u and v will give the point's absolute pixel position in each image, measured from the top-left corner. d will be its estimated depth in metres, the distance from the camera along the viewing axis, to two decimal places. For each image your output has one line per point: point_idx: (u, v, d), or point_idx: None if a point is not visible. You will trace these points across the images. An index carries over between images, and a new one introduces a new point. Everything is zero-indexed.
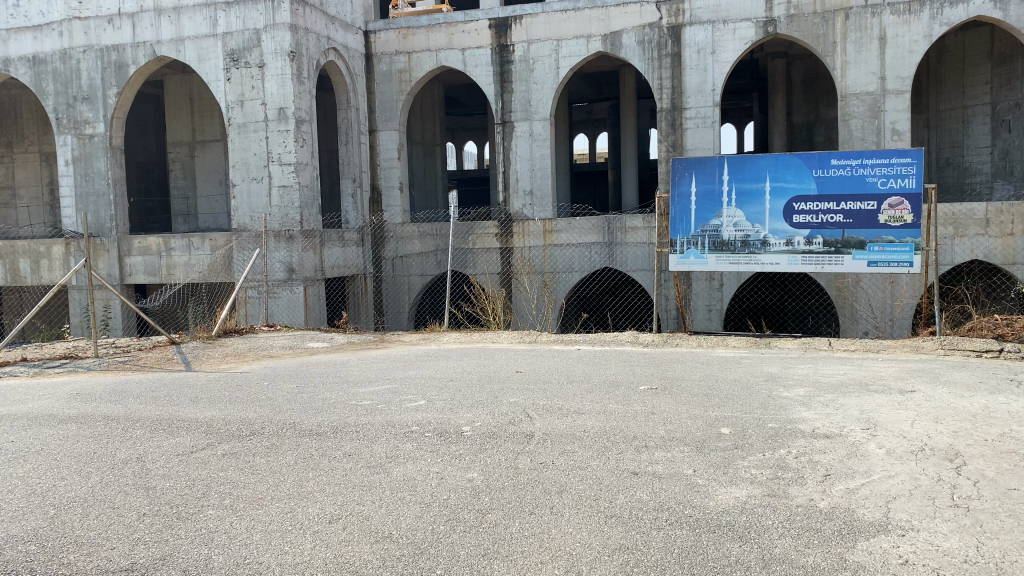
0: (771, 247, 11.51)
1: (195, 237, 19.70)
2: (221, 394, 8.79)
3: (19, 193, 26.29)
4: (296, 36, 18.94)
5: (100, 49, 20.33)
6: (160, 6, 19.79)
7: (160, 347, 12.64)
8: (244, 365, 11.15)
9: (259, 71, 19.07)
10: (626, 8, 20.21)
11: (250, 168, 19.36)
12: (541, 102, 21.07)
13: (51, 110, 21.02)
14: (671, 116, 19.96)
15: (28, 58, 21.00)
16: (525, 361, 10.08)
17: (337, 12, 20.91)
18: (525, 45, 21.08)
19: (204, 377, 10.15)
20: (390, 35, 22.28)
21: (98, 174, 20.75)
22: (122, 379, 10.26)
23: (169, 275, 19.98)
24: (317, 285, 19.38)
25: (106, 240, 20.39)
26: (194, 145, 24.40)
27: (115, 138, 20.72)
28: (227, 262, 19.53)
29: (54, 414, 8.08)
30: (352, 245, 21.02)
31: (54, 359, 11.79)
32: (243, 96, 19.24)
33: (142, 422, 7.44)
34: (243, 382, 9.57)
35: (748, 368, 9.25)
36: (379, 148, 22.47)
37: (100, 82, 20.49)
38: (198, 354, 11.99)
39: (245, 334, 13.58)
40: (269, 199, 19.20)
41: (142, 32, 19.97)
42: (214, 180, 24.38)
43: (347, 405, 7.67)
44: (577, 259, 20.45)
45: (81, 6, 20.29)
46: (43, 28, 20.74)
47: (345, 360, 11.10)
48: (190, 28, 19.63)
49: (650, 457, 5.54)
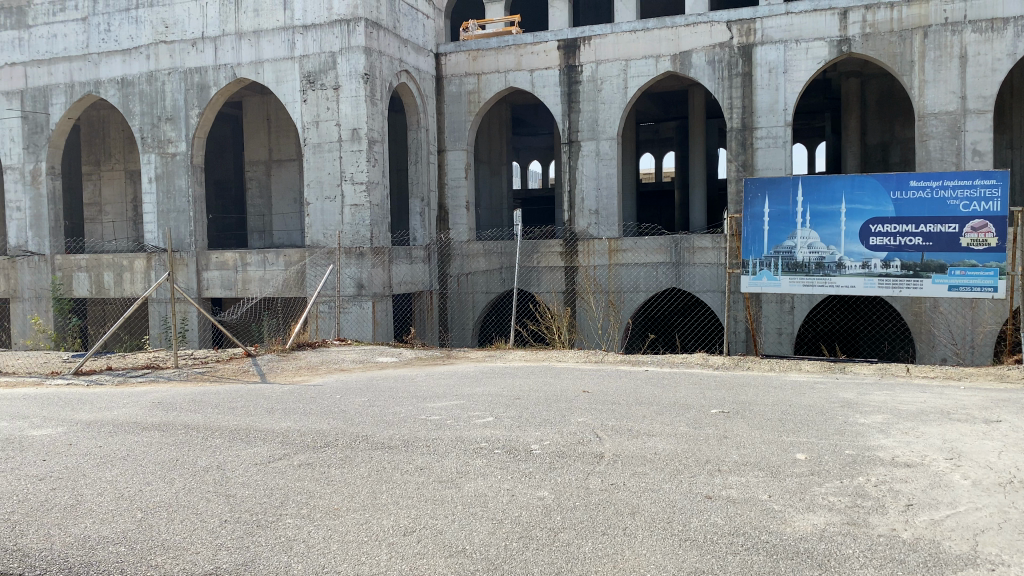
0: (847, 269, 11.21)
1: (270, 253, 20.28)
2: (296, 406, 8.98)
3: (105, 209, 27.45)
4: (370, 58, 19.43)
5: (184, 71, 21.20)
6: (242, 29, 20.52)
7: (237, 359, 13.04)
8: (317, 378, 11.41)
9: (334, 93, 19.60)
10: (696, 28, 20.13)
11: (324, 187, 19.84)
12: (609, 122, 21.08)
13: (137, 130, 21.96)
14: (742, 136, 19.74)
15: (117, 80, 21.98)
16: (593, 381, 10.06)
17: (409, 34, 21.40)
18: (594, 66, 21.16)
19: (279, 389, 10.42)
20: (461, 57, 22.60)
21: (179, 191, 21.53)
22: (201, 389, 10.60)
23: (245, 290, 20.62)
24: (385, 301, 19.70)
25: (186, 255, 21.19)
26: (270, 164, 25.16)
27: (196, 157, 21.49)
28: (300, 277, 20.03)
29: (137, 421, 8.40)
30: (420, 262, 21.33)
31: (137, 369, 12.27)
32: (319, 116, 19.79)
33: (221, 431, 7.68)
34: (317, 394, 9.77)
35: (823, 392, 9.03)
36: (447, 167, 22.79)
37: (183, 103, 21.34)
38: (273, 366, 12.30)
39: (317, 348, 13.86)
40: (341, 217, 19.64)
41: (223, 56, 20.75)
42: (289, 198, 25.07)
43: (417, 419, 7.78)
44: (642, 278, 20.39)
45: (168, 31, 21.22)
46: (132, 52, 21.72)
47: (413, 375, 11.25)
48: (269, 50, 20.30)
49: (723, 481, 5.47)
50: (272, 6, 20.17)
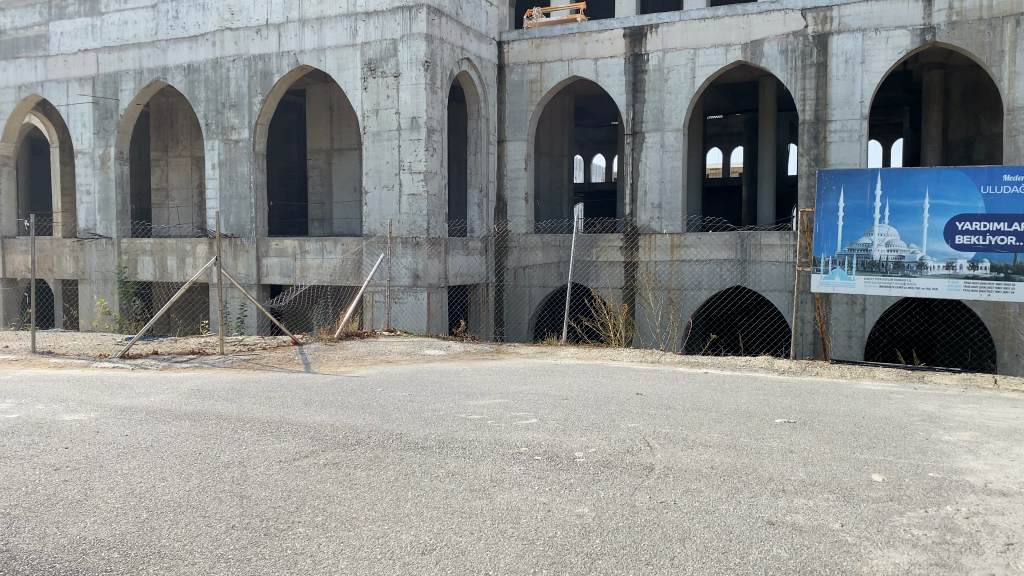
0: (929, 270, 10.35)
1: (328, 241, 20.13)
2: (334, 398, 8.62)
3: (171, 195, 27.79)
4: (431, 45, 19.04)
5: (248, 58, 21.17)
6: (305, 16, 20.37)
7: (284, 347, 12.81)
8: (362, 369, 11.06)
9: (395, 81, 19.30)
10: (769, 16, 19.19)
11: (382, 176, 19.58)
12: (675, 113, 20.29)
13: (202, 116, 22.04)
14: (814, 129, 18.79)
15: (184, 67, 22.11)
16: (647, 383, 9.45)
17: (472, 22, 20.96)
18: (660, 55, 20.38)
19: (321, 380, 10.10)
20: (524, 45, 22.09)
21: (241, 177, 21.51)
22: (242, 377, 10.34)
23: (301, 277, 20.53)
24: (440, 293, 19.34)
25: (246, 242, 21.22)
26: (332, 153, 25.08)
27: (258, 144, 21.43)
28: (355, 266, 19.82)
29: (171, 409, 8.14)
30: (476, 254, 21.04)
31: (183, 354, 12.12)
32: (379, 105, 19.51)
33: (252, 423, 7.33)
34: (358, 387, 9.39)
35: (900, 404, 8.24)
36: (507, 158, 22.30)
37: (246, 90, 21.32)
38: (319, 355, 12.00)
39: (365, 338, 13.54)
40: (399, 206, 19.35)
41: (286, 43, 20.64)
42: (349, 187, 24.94)
43: (456, 418, 7.31)
44: (705, 276, 19.60)
45: (234, 17, 21.23)
46: (199, 39, 21.80)
47: (459, 370, 10.80)
48: (331, 37, 20.10)
49: (788, 505, 4.85)
50: None
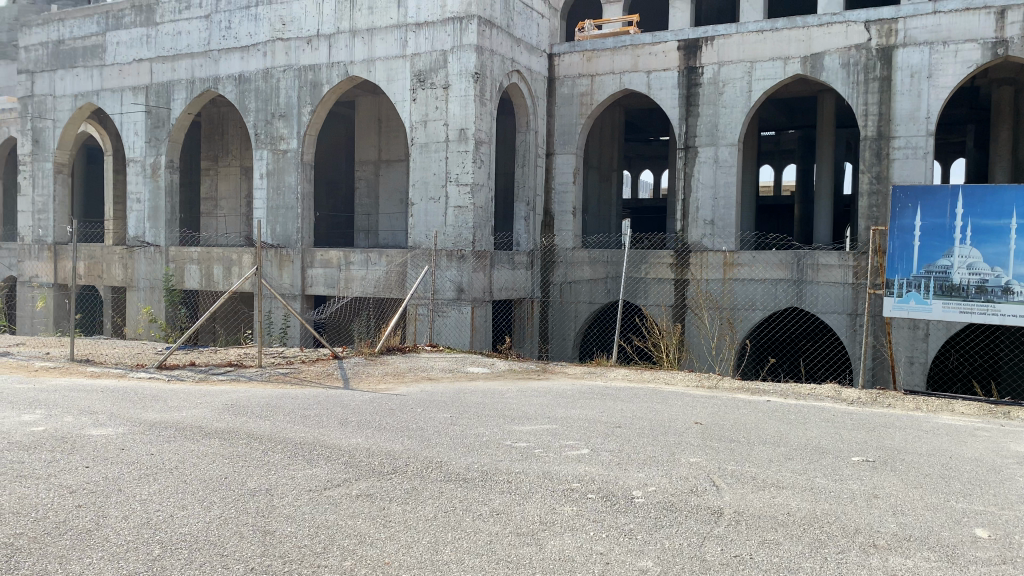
0: (1015, 296, 9.45)
1: (373, 253, 19.82)
2: (371, 419, 8.13)
3: (220, 204, 27.84)
4: (481, 56, 18.67)
5: (299, 69, 21.04)
6: (355, 27, 20.18)
7: (323, 360, 12.39)
8: (402, 386, 10.57)
9: (444, 92, 18.96)
10: (830, 28, 18.44)
11: (429, 188, 19.20)
12: (730, 127, 19.59)
13: (251, 126, 21.94)
14: (877, 145, 17.93)
15: (235, 77, 22.07)
16: (707, 411, 8.78)
17: (523, 33, 20.56)
18: (716, 68, 19.73)
19: (359, 397, 9.63)
20: (575, 58, 21.55)
21: (288, 188, 21.34)
22: (278, 392, 9.93)
23: (346, 289, 20.23)
24: (484, 307, 18.85)
25: (292, 252, 21.01)
26: (379, 165, 24.85)
27: (306, 154, 21.23)
28: (400, 278, 19.44)
29: (201, 426, 7.72)
30: (522, 268, 20.52)
31: (220, 366, 11.76)
32: (427, 116, 19.19)
33: (284, 445, 6.87)
34: (397, 406, 8.88)
35: (989, 443, 7.47)
36: (555, 172, 21.77)
37: (296, 100, 21.17)
38: (359, 371, 11.55)
39: (406, 353, 13.08)
40: (445, 219, 18.95)
41: (336, 53, 20.46)
42: (395, 199, 24.67)
43: (501, 446, 6.76)
44: (760, 295, 18.85)
45: (285, 28, 21.15)
46: (251, 49, 21.76)
47: (503, 390, 10.25)
48: (381, 48, 19.86)
49: (882, 564, 4.20)
50: (386, 4, 19.73)
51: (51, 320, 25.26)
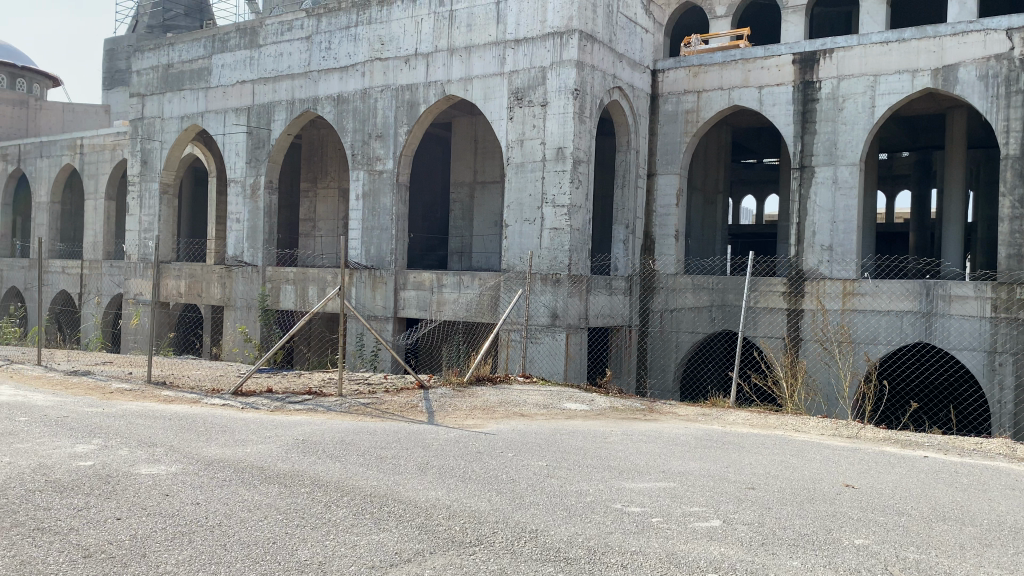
0: None
1: (465, 275, 18.87)
2: (456, 464, 6.96)
3: (317, 225, 27.60)
4: (582, 73, 17.62)
5: (396, 88, 20.44)
6: (453, 45, 19.45)
7: (408, 390, 11.34)
8: (491, 423, 9.37)
9: (542, 110, 17.96)
10: (965, 37, 16.60)
11: (524, 209, 18.16)
12: (850, 145, 17.82)
13: (348, 147, 21.42)
14: (1020, 165, 15.92)
15: (333, 97, 21.65)
16: (857, 471, 7.27)
17: (626, 49, 19.36)
18: (834, 82, 18.05)
19: (445, 434, 8.50)
20: (680, 74, 20.12)
21: (383, 209, 20.67)
22: (358, 425, 8.90)
23: (438, 312, 19.36)
24: (580, 334, 17.63)
25: (384, 274, 20.31)
26: (475, 186, 24.05)
27: (402, 175, 20.51)
28: (493, 301, 18.42)
29: (263, 468, 6.72)
30: (621, 294, 19.16)
31: (298, 394, 10.86)
32: (524, 135, 18.21)
33: (354, 497, 5.78)
34: (485, 449, 7.68)
35: None
36: (657, 193, 20.40)
37: (392, 120, 20.54)
38: (445, 404, 10.42)
39: (497, 384, 11.93)
40: (540, 241, 17.87)
41: (434, 72, 19.77)
42: (490, 221, 23.74)
43: (610, 513, 5.50)
44: (883, 328, 16.97)
45: (383, 47, 20.64)
46: (349, 69, 21.33)
47: (607, 433, 8.92)
48: (479, 66, 19.05)
49: None
50: (486, 20, 18.94)
51: (151, 338, 25.21)
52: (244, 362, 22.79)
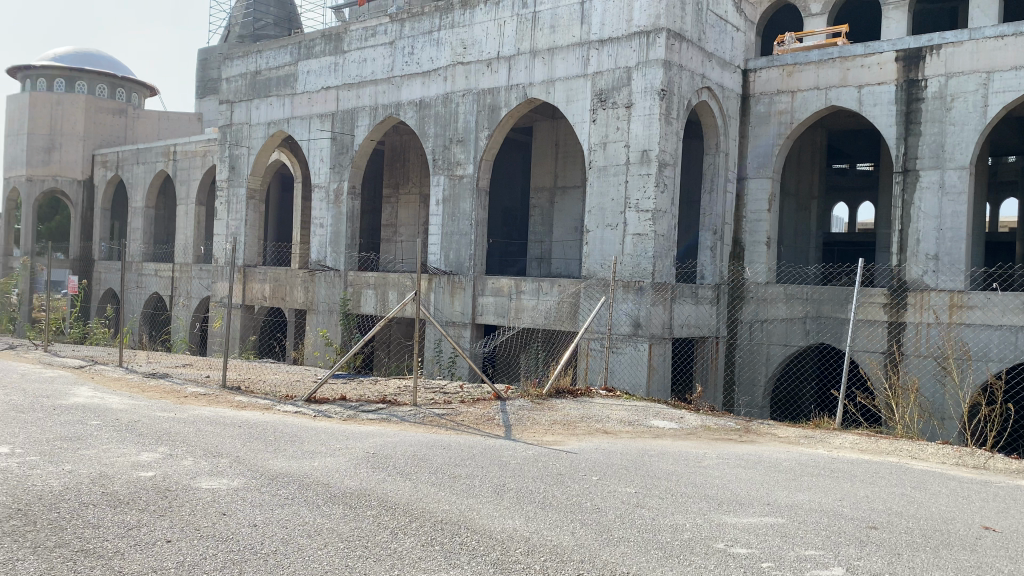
0: None
1: (545, 282, 18.28)
2: (536, 487, 6.37)
3: (398, 231, 27.49)
4: (669, 73, 16.84)
5: (477, 92, 20.02)
6: (536, 47, 18.92)
7: (485, 401, 10.79)
8: (574, 440, 8.73)
9: (627, 112, 17.25)
10: None
11: (607, 214, 17.48)
12: (959, 147, 16.48)
13: (428, 151, 21.11)
14: None
15: (415, 102, 21.39)
16: (993, 511, 6.34)
17: (716, 48, 18.46)
18: (942, 80, 16.73)
19: (524, 451, 7.93)
20: (773, 74, 19.07)
21: (462, 214, 20.25)
22: (432, 438, 8.37)
23: (516, 319, 18.82)
24: (664, 345, 16.80)
25: (463, 279, 19.91)
26: (555, 192, 23.46)
27: (482, 180, 20.07)
28: (573, 309, 17.78)
29: (329, 483, 6.26)
30: (707, 303, 18.23)
31: (372, 402, 10.42)
32: (608, 138, 17.52)
33: (426, 524, 5.24)
34: (567, 471, 7.06)
35: None
36: (747, 199, 19.39)
37: (473, 125, 20.12)
38: (523, 417, 9.83)
39: (579, 398, 11.26)
40: (622, 248, 17.13)
41: (516, 75, 19.27)
42: (571, 227, 23.09)
43: (713, 555, 4.80)
44: (996, 343, 15.57)
45: (465, 51, 20.28)
46: (431, 73, 21.05)
47: (699, 455, 8.18)
48: (563, 67, 18.46)
49: None
50: (569, 21, 18.35)
51: (237, 340, 25.47)
52: (324, 366, 22.69)
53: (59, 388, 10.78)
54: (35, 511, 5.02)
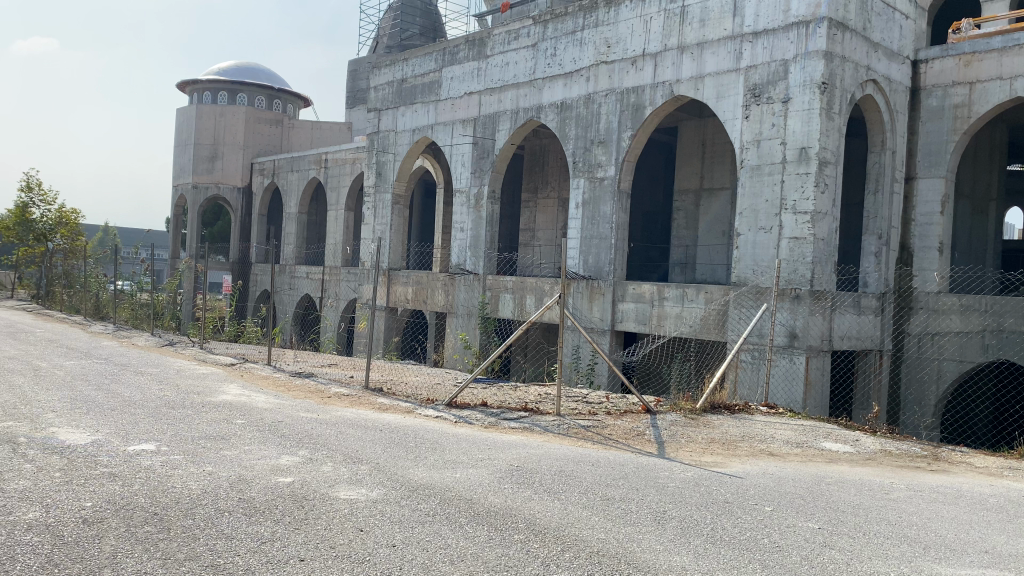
0: None
1: (691, 288, 17.31)
2: (700, 516, 5.62)
3: (537, 235, 27.09)
4: (831, 65, 15.50)
5: (621, 92, 19.27)
6: (685, 42, 17.97)
7: (632, 415, 10.03)
8: (735, 463, 7.85)
9: (783, 107, 16.03)
10: None
11: (759, 217, 16.30)
12: None
13: (570, 153, 20.52)
14: None
15: (557, 104, 20.89)
16: None
17: (883, 38, 16.86)
18: None
19: (682, 472, 7.17)
20: (949, 64, 17.20)
21: (603, 218, 19.51)
22: (579, 453, 7.73)
23: (658, 327, 17.92)
24: (823, 358, 15.45)
25: (603, 284, 19.18)
26: (701, 194, 22.35)
27: (625, 182, 19.29)
28: (721, 317, 16.70)
29: (470, 496, 5.74)
30: (870, 314, 16.64)
31: (514, 411, 9.81)
32: (761, 135, 16.36)
33: (579, 554, 4.63)
34: (734, 497, 6.26)
35: None
36: (915, 200, 17.68)
37: (617, 125, 19.38)
38: (676, 435, 9.00)
39: (736, 415, 10.32)
40: (776, 253, 15.91)
41: (663, 73, 18.38)
42: (718, 231, 21.86)
43: None
44: None
45: (610, 50, 19.58)
46: (574, 74, 20.48)
47: (883, 485, 7.16)
48: (712, 63, 17.44)
49: None
50: (721, 15, 17.30)
51: (381, 342, 25.79)
52: (463, 369, 22.50)
53: (209, 386, 10.88)
54: (171, 517, 4.76)
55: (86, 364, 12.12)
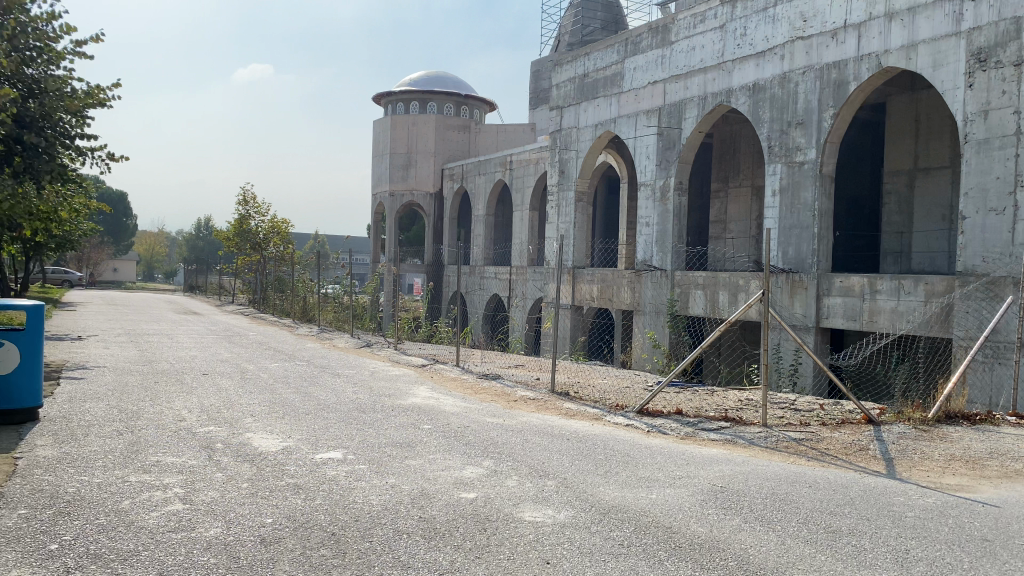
0: None
1: (908, 278, 15.51)
2: (955, 559, 4.60)
3: (729, 227, 25.54)
4: None
5: (820, 68, 17.54)
6: (892, 8, 15.97)
7: (851, 425, 8.90)
8: (985, 487, 6.59)
9: (1016, 72, 13.62)
10: None
11: (989, 199, 13.94)
12: None
13: (764, 138, 19.01)
14: None
15: (748, 86, 19.40)
16: None
17: None
18: None
19: (921, 499, 6.07)
20: None
21: (803, 205, 17.88)
22: (793, 472, 6.80)
23: (871, 323, 16.22)
24: None
25: (805, 277, 17.63)
26: (916, 174, 20.09)
27: (827, 165, 17.56)
28: (946, 313, 14.74)
29: (668, 524, 5.06)
30: None
31: (713, 420, 8.86)
32: (988, 105, 14.01)
33: None
34: (993, 535, 5.15)
35: None
36: None
37: (816, 105, 17.68)
38: (906, 450, 7.81)
39: (977, 426, 8.88)
40: (1012, 239, 13.55)
41: (868, 44, 16.49)
42: (938, 215, 19.47)
43: None
44: None
45: (806, 24, 17.90)
46: (766, 53, 18.91)
47: None
48: (926, 28, 15.29)
49: None
50: None
51: (569, 342, 25.30)
52: (654, 370, 21.47)
53: (398, 388, 10.78)
54: (348, 539, 4.47)
55: (286, 366, 12.48)
